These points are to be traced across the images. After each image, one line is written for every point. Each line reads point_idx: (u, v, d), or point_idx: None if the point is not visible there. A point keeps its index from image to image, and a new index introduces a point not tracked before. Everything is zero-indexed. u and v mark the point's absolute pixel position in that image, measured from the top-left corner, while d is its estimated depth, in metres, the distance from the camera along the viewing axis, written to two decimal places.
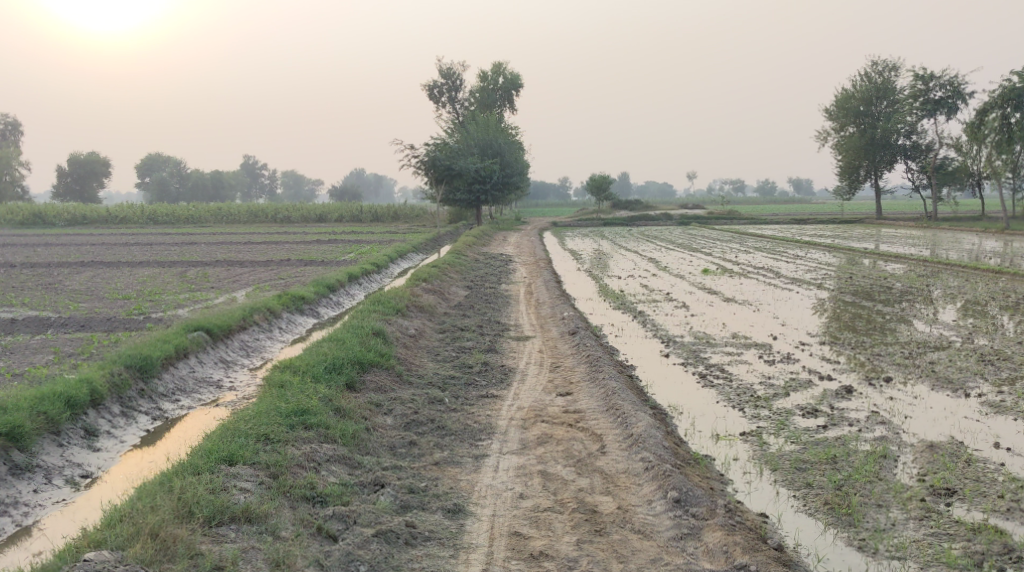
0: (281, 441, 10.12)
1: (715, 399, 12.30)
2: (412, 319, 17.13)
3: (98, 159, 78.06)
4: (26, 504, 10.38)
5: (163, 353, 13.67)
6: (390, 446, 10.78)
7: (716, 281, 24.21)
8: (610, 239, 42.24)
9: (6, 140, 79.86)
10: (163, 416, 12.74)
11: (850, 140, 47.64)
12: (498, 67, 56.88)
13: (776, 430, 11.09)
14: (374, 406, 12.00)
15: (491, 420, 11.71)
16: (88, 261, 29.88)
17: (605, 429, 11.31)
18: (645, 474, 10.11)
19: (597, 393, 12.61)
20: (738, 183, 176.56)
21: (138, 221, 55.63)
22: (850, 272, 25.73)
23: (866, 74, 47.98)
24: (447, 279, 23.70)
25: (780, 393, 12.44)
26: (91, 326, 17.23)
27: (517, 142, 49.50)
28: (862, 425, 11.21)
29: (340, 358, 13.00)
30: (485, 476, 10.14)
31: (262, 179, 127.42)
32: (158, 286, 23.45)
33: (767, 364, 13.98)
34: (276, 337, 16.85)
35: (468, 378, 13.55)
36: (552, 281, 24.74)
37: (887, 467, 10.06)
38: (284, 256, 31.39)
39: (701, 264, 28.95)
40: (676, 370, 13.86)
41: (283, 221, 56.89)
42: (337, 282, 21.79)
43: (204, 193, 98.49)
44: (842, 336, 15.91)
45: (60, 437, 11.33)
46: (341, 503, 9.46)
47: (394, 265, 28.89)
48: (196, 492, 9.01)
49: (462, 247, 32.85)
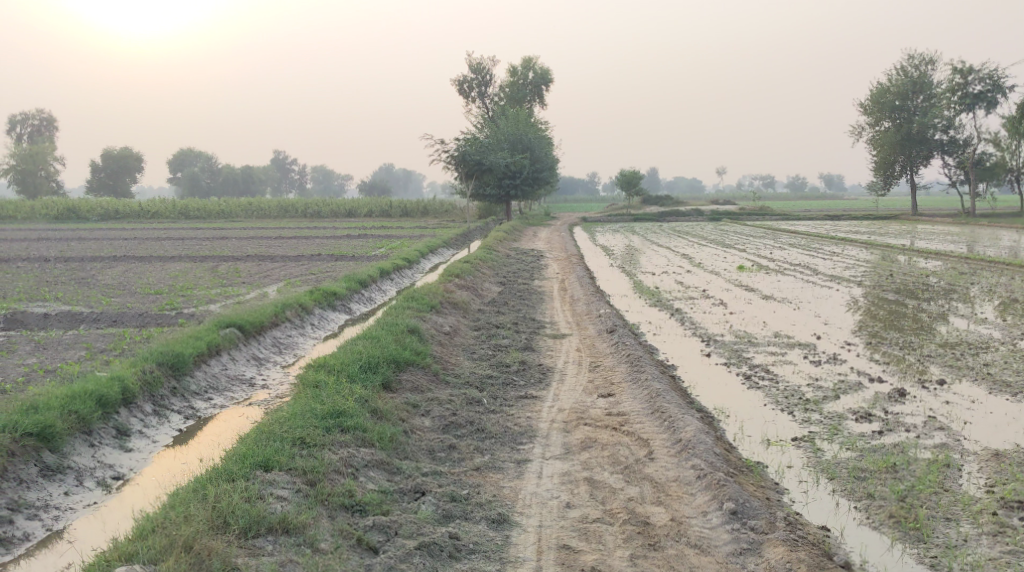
0: (317, 446, 9.77)
1: (763, 402, 11.81)
2: (446, 316, 16.75)
3: (130, 154, 78.37)
4: (57, 507, 10.10)
5: (195, 351, 13.42)
6: (429, 450, 10.43)
7: (752, 279, 23.60)
8: (641, 234, 41.68)
9: (42, 135, 80.44)
10: (195, 415, 12.46)
11: (884, 135, 46.68)
12: (527, 62, 56.52)
13: (829, 436, 10.59)
14: (411, 406, 11.67)
15: (532, 422, 11.29)
16: (120, 256, 29.84)
17: (651, 434, 10.87)
18: (697, 483, 9.68)
19: (640, 395, 12.16)
20: (769, 179, 174.90)
21: (169, 216, 55.72)
22: (889, 269, 25.06)
23: (903, 68, 47.05)
24: (479, 275, 23.33)
25: (829, 396, 11.92)
26: (123, 322, 17.03)
27: (548, 136, 49.03)
28: (920, 432, 10.68)
29: (376, 357, 12.65)
30: (529, 483, 9.76)
31: (292, 173, 128.16)
32: (189, 281, 23.25)
33: (814, 365, 13.47)
34: (308, 334, 16.54)
35: (507, 378, 13.16)
36: (585, 277, 24.28)
37: (952, 478, 9.56)
38: (316, 251, 31.07)
39: (736, 260, 28.41)
40: (720, 371, 13.35)
41: (313, 216, 56.85)
42: (369, 278, 21.47)
43: (235, 187, 98.92)
44: (888, 336, 15.34)
45: (91, 438, 11.08)
46: (381, 512, 9.10)
47: (425, 261, 28.54)
48: (231, 501, 8.69)
49: (494, 243, 32.48)
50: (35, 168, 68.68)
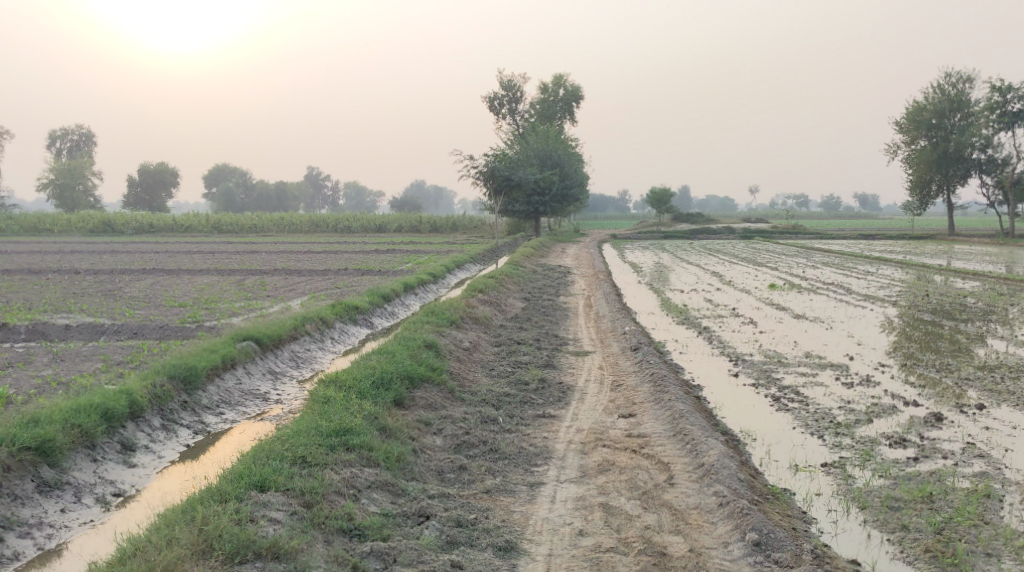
0: (318, 466, 9.36)
1: (792, 425, 11.23)
2: (466, 331, 16.32)
3: (167, 169, 79.01)
4: (51, 525, 9.75)
5: (209, 364, 13.08)
6: (437, 471, 9.99)
7: (784, 297, 23.01)
8: (671, 252, 41.08)
9: (80, 150, 81.31)
10: (205, 430, 12.09)
11: (920, 153, 45.78)
12: (558, 79, 56.26)
13: (861, 462, 10.02)
14: (423, 424, 11.24)
15: (547, 443, 10.81)
16: (150, 269, 29.76)
17: (672, 457, 10.36)
18: (720, 511, 9.16)
19: (662, 416, 11.64)
20: (803, 198, 173.23)
21: (202, 230, 55.91)
22: (924, 290, 24.35)
23: (939, 86, 46.14)
24: (504, 291, 22.92)
25: (862, 420, 11.31)
26: (142, 334, 16.74)
27: (578, 153, 48.56)
28: (958, 459, 10.09)
29: (389, 373, 12.23)
30: (541, 507, 9.28)
31: (325, 190, 129.02)
32: (214, 294, 23.03)
33: (846, 387, 12.87)
34: (327, 348, 16.17)
35: (525, 396, 12.68)
36: (611, 293, 23.80)
37: (993, 510, 8.98)
38: (342, 266, 30.82)
39: (767, 278, 27.80)
40: (747, 392, 12.77)
41: (343, 231, 56.81)
42: (392, 292, 21.12)
43: (268, 203, 99.49)
44: (924, 358, 14.72)
45: (94, 452, 10.75)
46: (380, 537, 8.66)
47: (451, 275, 28.21)
48: (220, 523, 8.29)
49: (521, 259, 32.10)
50: (73, 182, 69.19)
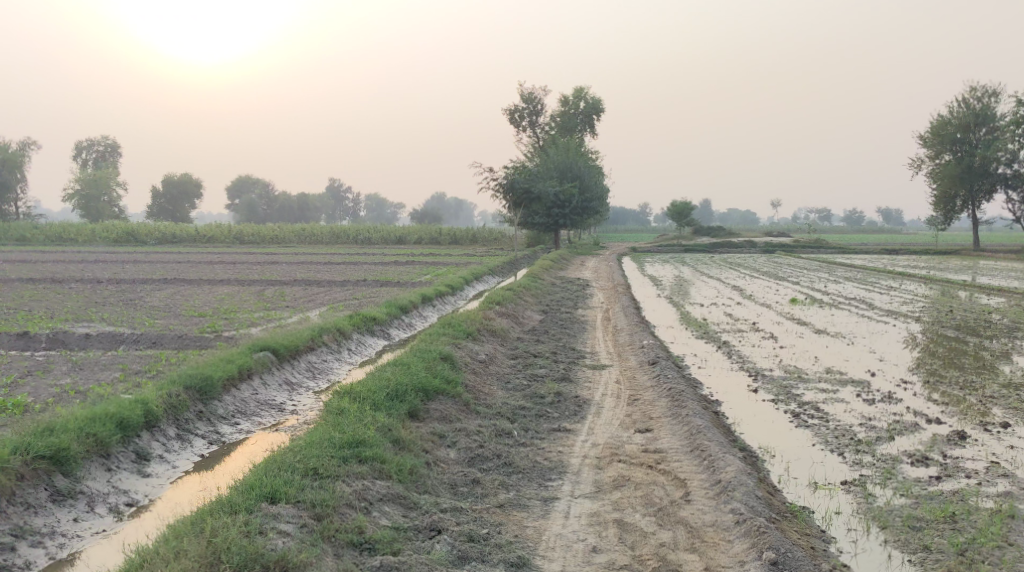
0: (330, 478, 9.29)
1: (812, 442, 11.06)
2: (483, 343, 16.23)
3: (191, 181, 79.55)
4: (63, 534, 9.72)
5: (225, 374, 13.05)
6: (450, 485, 9.88)
7: (805, 312, 22.80)
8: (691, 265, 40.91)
9: (106, 161, 82.02)
10: (220, 440, 12.05)
11: (944, 168, 45.40)
12: (579, 92, 56.23)
13: (882, 481, 9.84)
14: (437, 437, 11.15)
15: (563, 457, 10.69)
16: (171, 278, 29.88)
17: (689, 473, 10.22)
18: (737, 529, 9.01)
19: (679, 431, 11.49)
20: (825, 214, 172.44)
21: (224, 240, 56.17)
22: (948, 305, 24.07)
23: (964, 100, 45.75)
24: (522, 303, 22.83)
25: (884, 437, 11.13)
26: (161, 344, 16.75)
27: (598, 169, 48.20)
28: (981, 478, 9.89)
29: (404, 385, 12.14)
30: (554, 523, 9.15)
31: (346, 201, 129.57)
32: (234, 304, 23.07)
33: (867, 404, 12.67)
34: (344, 359, 16.11)
35: (541, 409, 12.56)
36: (630, 307, 23.65)
37: (1017, 531, 8.79)
38: (362, 277, 30.84)
39: (788, 293, 27.58)
40: (766, 408, 12.61)
41: (364, 242, 56.93)
42: (410, 304, 21.07)
43: (290, 215, 99.97)
44: (947, 375, 14.49)
45: (108, 462, 10.71)
46: (391, 551, 8.57)
47: (470, 288, 28.17)
48: (228, 536, 8.21)
49: (540, 272, 32.04)
50: (98, 193, 69.76)
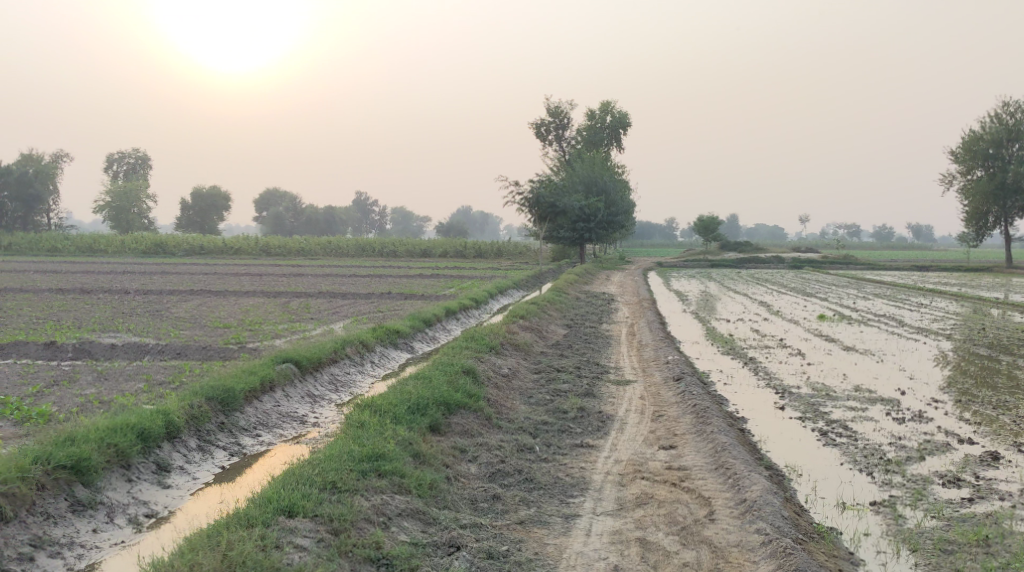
0: (348, 491, 9.19)
1: (839, 461, 10.83)
2: (506, 357, 16.12)
3: (220, 193, 80.12)
4: (82, 545, 9.67)
5: (247, 386, 13.00)
6: (470, 500, 9.75)
7: (834, 329, 22.50)
8: (718, 281, 40.63)
9: (136, 174, 82.79)
10: (241, 452, 11.99)
11: (976, 184, 44.86)
12: (606, 106, 56.14)
13: (912, 502, 9.61)
14: (458, 451, 11.02)
15: (585, 473, 10.53)
16: (198, 290, 30.00)
17: (713, 492, 10.03)
18: (762, 550, 8.83)
19: (704, 449, 11.31)
20: (855, 230, 171.05)
21: (251, 252, 56.45)
22: (980, 323, 23.69)
23: (996, 115, 45.20)
24: (546, 317, 22.70)
25: (914, 457, 10.89)
26: (186, 354, 16.75)
27: (624, 182, 48.11)
28: (1015, 501, 9.64)
29: (425, 398, 12.02)
30: (575, 541, 9.00)
31: (373, 214, 130.06)
32: (259, 316, 23.08)
33: (897, 423, 12.42)
34: (367, 372, 16.02)
35: (563, 425, 12.41)
36: (655, 322, 23.46)
37: None
38: (386, 290, 30.82)
39: (816, 309, 27.27)
40: (793, 426, 12.38)
41: (389, 255, 57.03)
42: (434, 317, 20.99)
43: (317, 228, 100.38)
44: (980, 394, 14.20)
45: (129, 472, 10.67)
46: (409, 567, 8.47)
47: (494, 302, 28.08)
48: (244, 550, 8.13)
49: (565, 286, 31.89)
50: (129, 205, 70.34)
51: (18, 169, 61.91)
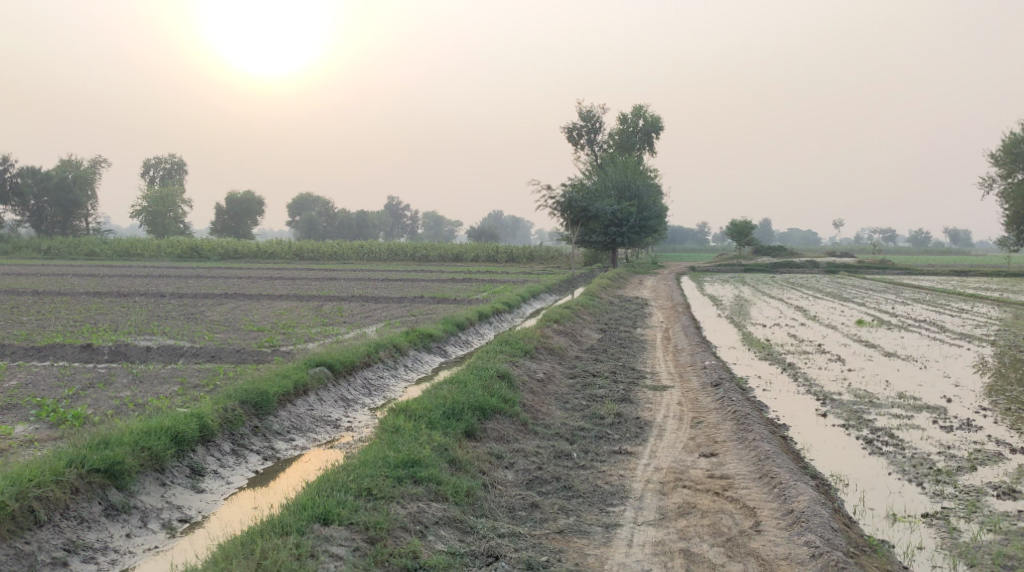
0: (384, 498, 9.02)
1: (887, 471, 10.49)
2: (540, 362, 15.90)
3: (253, 198, 80.55)
4: (115, 550, 9.56)
5: (281, 389, 12.88)
6: (508, 508, 9.53)
7: (873, 334, 22.08)
8: (752, 285, 40.16)
9: (172, 179, 83.55)
10: (275, 456, 11.85)
11: (1018, 187, 44.01)
12: (638, 110, 55.76)
13: (967, 514, 9.28)
14: (494, 458, 10.82)
15: (624, 481, 10.28)
16: (233, 293, 30.09)
17: (758, 501, 9.75)
18: (812, 563, 8.56)
19: (747, 456, 11.02)
20: (891, 235, 169.06)
21: (285, 256, 56.70)
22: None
23: None
24: (580, 321, 22.46)
25: (965, 467, 10.53)
26: (220, 358, 16.68)
27: (657, 186, 47.74)
28: None
29: (460, 403, 11.82)
30: (617, 551, 8.77)
31: (404, 219, 130.29)
32: (292, 319, 23.06)
33: (944, 431, 12.04)
34: (400, 376, 15.85)
35: (600, 431, 12.16)
36: (690, 327, 23.12)
37: None
38: (419, 293, 30.73)
39: (854, 314, 26.81)
40: (837, 434, 12.04)
41: (421, 259, 57.03)
42: (468, 321, 20.82)
43: (350, 232, 100.76)
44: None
45: (163, 476, 10.56)
46: None
47: (526, 305, 27.82)
48: (279, 558, 7.99)
49: (598, 289, 31.61)
50: (165, 209, 70.88)
51: (57, 174, 62.63)
